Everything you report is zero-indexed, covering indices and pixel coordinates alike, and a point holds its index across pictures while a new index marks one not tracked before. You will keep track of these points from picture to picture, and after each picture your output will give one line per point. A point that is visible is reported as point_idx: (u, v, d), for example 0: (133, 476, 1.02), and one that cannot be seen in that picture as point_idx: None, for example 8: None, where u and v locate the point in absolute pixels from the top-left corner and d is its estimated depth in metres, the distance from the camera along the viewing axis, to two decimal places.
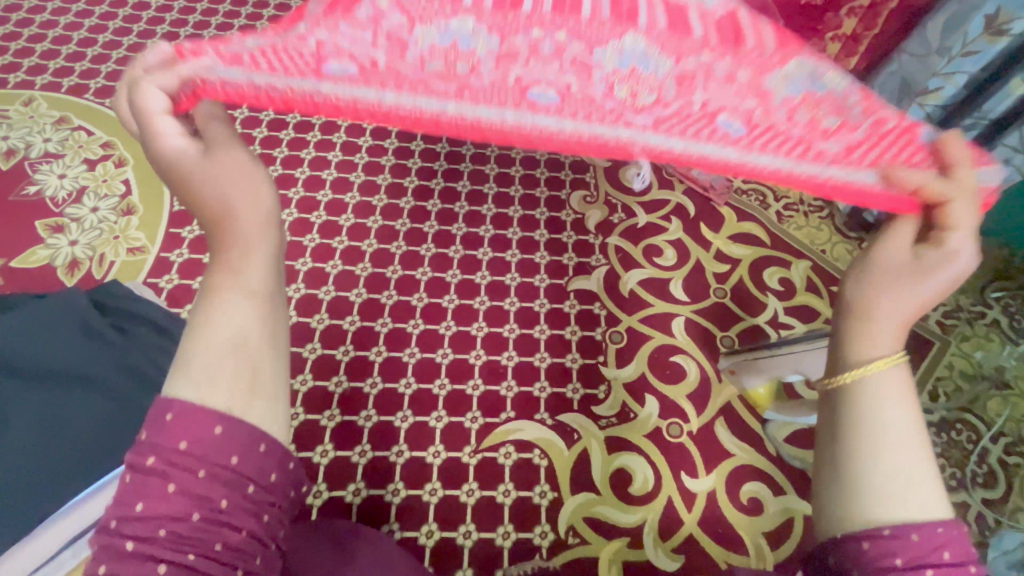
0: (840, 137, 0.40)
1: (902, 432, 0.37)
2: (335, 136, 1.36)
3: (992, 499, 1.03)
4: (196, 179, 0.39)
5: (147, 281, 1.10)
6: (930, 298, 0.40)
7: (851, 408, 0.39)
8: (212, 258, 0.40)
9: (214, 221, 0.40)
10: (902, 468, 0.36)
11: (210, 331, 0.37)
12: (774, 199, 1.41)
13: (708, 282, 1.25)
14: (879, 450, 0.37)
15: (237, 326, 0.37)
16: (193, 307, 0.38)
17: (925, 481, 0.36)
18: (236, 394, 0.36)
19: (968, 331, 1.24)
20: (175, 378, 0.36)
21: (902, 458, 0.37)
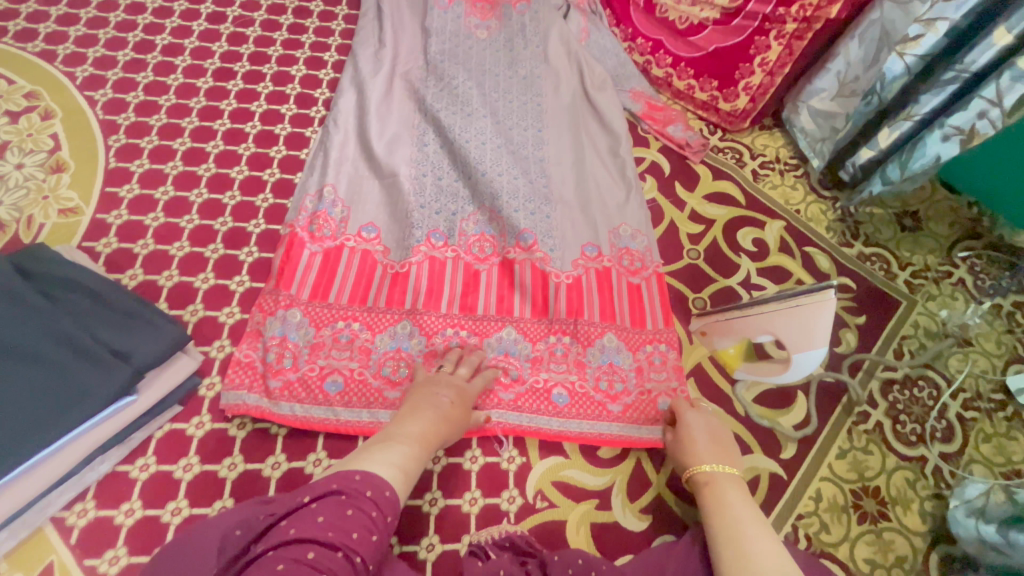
0: (594, 371, 1.03)
1: (750, 526, 0.73)
2: (288, 87, 1.27)
3: (949, 453, 1.06)
4: (435, 385, 0.91)
5: (83, 245, 1.02)
6: (704, 445, 0.88)
7: (720, 520, 0.75)
8: (406, 422, 0.83)
9: (415, 409, 0.86)
10: (760, 548, 0.68)
11: (379, 454, 0.76)
12: (751, 157, 1.38)
13: (681, 243, 1.23)
14: (749, 535, 0.71)
15: (393, 457, 0.76)
16: (402, 444, 0.79)
17: (769, 545, 0.69)
18: (398, 478, 0.75)
19: (934, 290, 1.25)
20: (365, 462, 0.74)
21: (758, 542, 0.69)
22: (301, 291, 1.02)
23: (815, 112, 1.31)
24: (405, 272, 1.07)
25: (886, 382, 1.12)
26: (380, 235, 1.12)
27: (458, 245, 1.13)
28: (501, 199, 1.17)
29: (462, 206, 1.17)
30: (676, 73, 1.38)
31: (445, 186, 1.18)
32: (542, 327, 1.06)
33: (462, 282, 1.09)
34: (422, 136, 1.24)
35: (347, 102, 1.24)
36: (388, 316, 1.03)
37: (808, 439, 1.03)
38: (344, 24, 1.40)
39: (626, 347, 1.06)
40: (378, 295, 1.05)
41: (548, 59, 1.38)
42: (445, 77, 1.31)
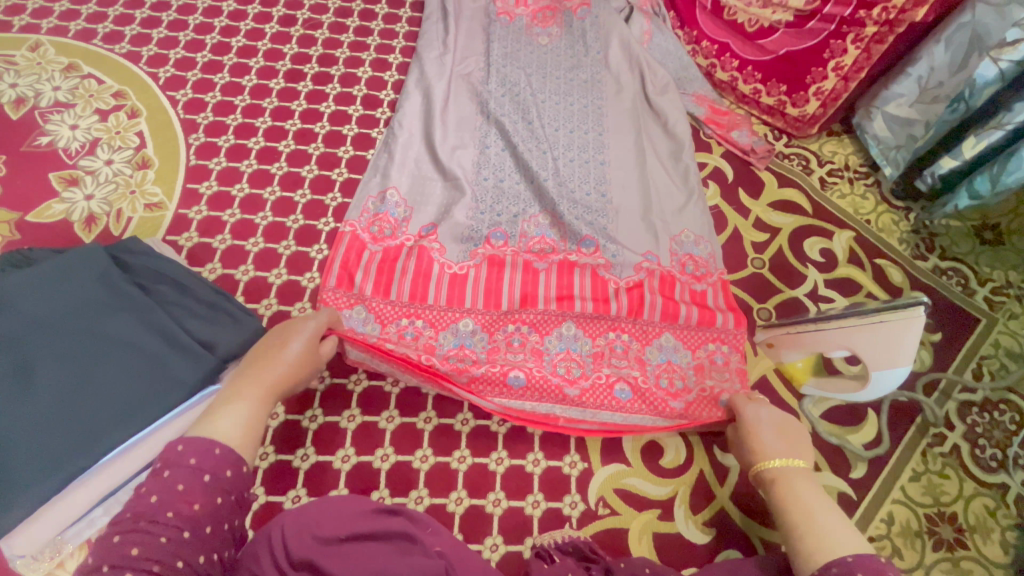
0: (653, 369, 1.02)
1: (820, 512, 0.69)
2: (354, 89, 1.30)
3: None
4: (271, 359, 0.75)
5: (167, 239, 1.07)
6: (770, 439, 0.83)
7: (794, 510, 0.71)
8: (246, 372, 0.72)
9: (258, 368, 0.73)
10: (829, 522, 0.67)
11: (213, 429, 0.63)
12: (818, 164, 1.34)
13: (745, 251, 1.20)
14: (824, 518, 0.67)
15: (227, 431, 0.63)
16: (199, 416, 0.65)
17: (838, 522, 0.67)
18: (241, 437, 0.64)
19: (1017, 308, 1.19)
20: (206, 422, 0.63)
21: (832, 523, 0.67)
22: (365, 285, 1.05)
23: (891, 119, 1.25)
24: (464, 275, 1.09)
25: (963, 404, 1.07)
26: (436, 233, 1.12)
27: (518, 246, 1.13)
28: (562, 207, 1.17)
29: (525, 210, 1.17)
30: (742, 77, 1.35)
31: (507, 187, 1.19)
32: (601, 324, 1.05)
33: (521, 281, 1.09)
34: (485, 139, 1.25)
35: (411, 104, 1.26)
36: (450, 315, 1.04)
37: (880, 459, 0.99)
38: (408, 26, 1.43)
39: (684, 346, 1.05)
40: (439, 294, 1.06)
41: (609, 65, 1.37)
42: (509, 83, 1.32)
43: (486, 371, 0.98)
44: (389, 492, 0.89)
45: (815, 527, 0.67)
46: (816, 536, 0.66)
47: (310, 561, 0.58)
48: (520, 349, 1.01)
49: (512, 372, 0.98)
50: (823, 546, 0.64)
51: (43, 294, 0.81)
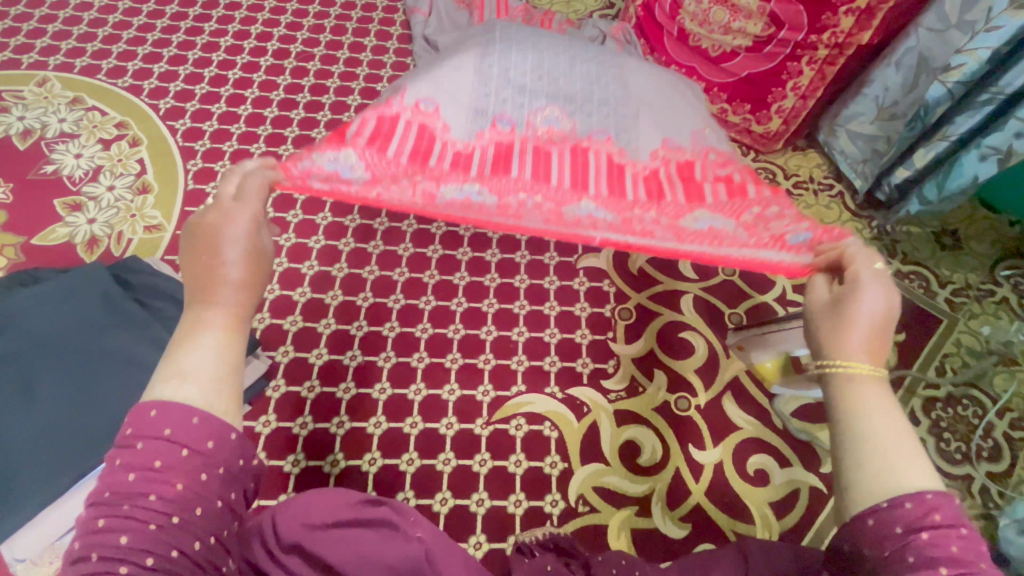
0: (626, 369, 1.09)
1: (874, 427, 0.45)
2: (343, 116, 1.40)
3: (996, 472, 1.05)
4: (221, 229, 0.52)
5: (165, 258, 1.13)
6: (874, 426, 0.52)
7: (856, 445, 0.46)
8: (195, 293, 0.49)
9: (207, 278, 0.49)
10: (898, 448, 0.43)
11: (181, 360, 0.44)
12: (784, 177, 1.42)
13: (716, 260, 1.27)
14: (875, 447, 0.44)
15: (205, 363, 0.44)
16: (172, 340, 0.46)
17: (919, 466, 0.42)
18: (221, 395, 0.44)
19: (976, 308, 1.25)
20: (167, 377, 0.43)
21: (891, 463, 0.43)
22: (358, 135, 0.81)
23: (854, 135, 1.34)
24: (470, 150, 0.86)
25: (928, 400, 1.12)
26: (439, 111, 0.89)
27: (528, 133, 0.90)
28: (571, 90, 0.97)
29: (550, 81, 0.98)
30: (709, 98, 1.44)
31: (504, 67, 0.98)
32: (625, 206, 0.83)
33: (533, 161, 0.86)
34: (485, 58, 0.98)
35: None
36: (452, 178, 0.81)
37: None
38: (395, 57, 1.54)
39: (726, 217, 0.82)
40: (441, 159, 0.83)
41: None
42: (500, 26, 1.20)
43: None
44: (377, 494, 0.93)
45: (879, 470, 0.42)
46: (853, 398, 0.47)
47: (298, 543, 0.62)
48: (506, 351, 1.09)
49: (513, 199, 0.80)
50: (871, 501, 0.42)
51: (50, 311, 0.86)
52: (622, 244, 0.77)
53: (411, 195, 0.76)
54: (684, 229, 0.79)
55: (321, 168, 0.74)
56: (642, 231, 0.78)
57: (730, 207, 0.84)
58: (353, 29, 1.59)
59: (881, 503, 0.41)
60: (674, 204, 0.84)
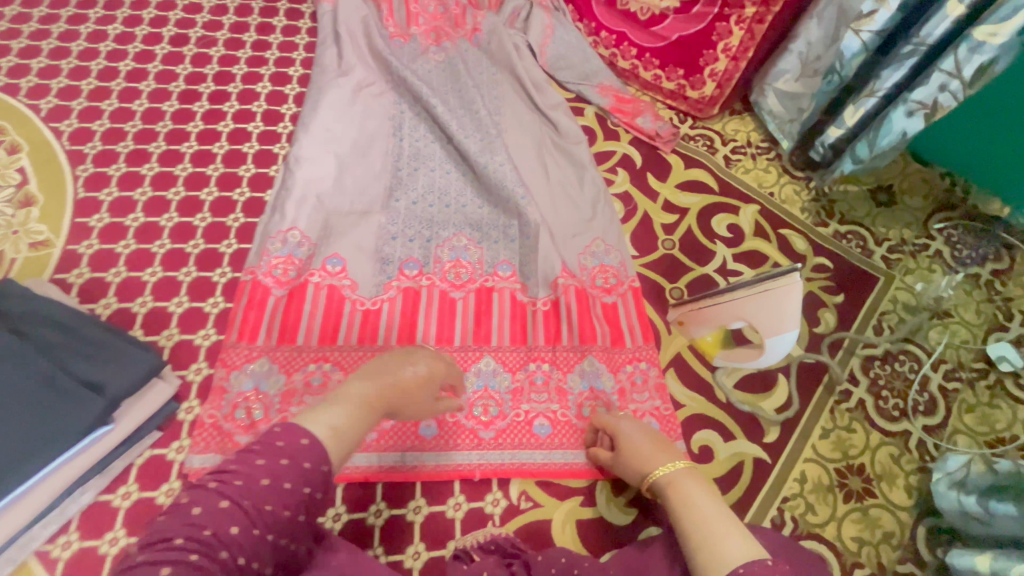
0: (575, 398, 1.01)
1: (711, 514, 0.66)
2: (254, 105, 1.29)
3: (932, 426, 1.06)
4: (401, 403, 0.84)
5: (55, 278, 1.02)
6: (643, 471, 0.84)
7: (685, 519, 0.67)
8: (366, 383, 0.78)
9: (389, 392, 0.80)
10: (724, 532, 0.62)
11: (314, 418, 0.65)
12: (722, 143, 1.38)
13: (656, 234, 1.23)
14: (718, 522, 0.64)
15: (327, 427, 0.64)
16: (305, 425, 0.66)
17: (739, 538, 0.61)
18: (337, 445, 0.64)
19: (911, 264, 1.26)
20: (309, 420, 0.64)
21: (720, 519, 0.65)
22: (269, 337, 1.00)
23: (780, 94, 1.31)
24: (377, 309, 1.06)
25: (867, 359, 1.12)
26: (345, 268, 1.09)
27: (433, 272, 1.11)
28: (477, 218, 1.19)
29: (458, 211, 1.19)
30: (641, 64, 1.39)
31: (420, 211, 1.18)
32: (520, 356, 1.04)
33: (438, 312, 1.07)
34: (393, 193, 1.20)
35: (313, 179, 1.18)
36: (361, 355, 1.01)
37: (791, 422, 1.03)
38: (308, 38, 1.43)
39: (607, 370, 1.04)
40: (349, 333, 1.02)
41: (505, 79, 1.39)
42: (422, 114, 1.33)
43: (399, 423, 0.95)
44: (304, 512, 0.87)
45: (716, 533, 0.62)
46: (683, 497, 0.71)
47: None
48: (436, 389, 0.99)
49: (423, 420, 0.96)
50: (712, 566, 0.59)
51: None
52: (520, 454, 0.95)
53: (323, 402, 0.95)
54: (567, 392, 1.01)
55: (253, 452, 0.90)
56: (530, 425, 0.97)
57: (612, 360, 1.05)
58: (259, 7, 1.47)
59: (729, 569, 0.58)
60: (555, 376, 1.02)
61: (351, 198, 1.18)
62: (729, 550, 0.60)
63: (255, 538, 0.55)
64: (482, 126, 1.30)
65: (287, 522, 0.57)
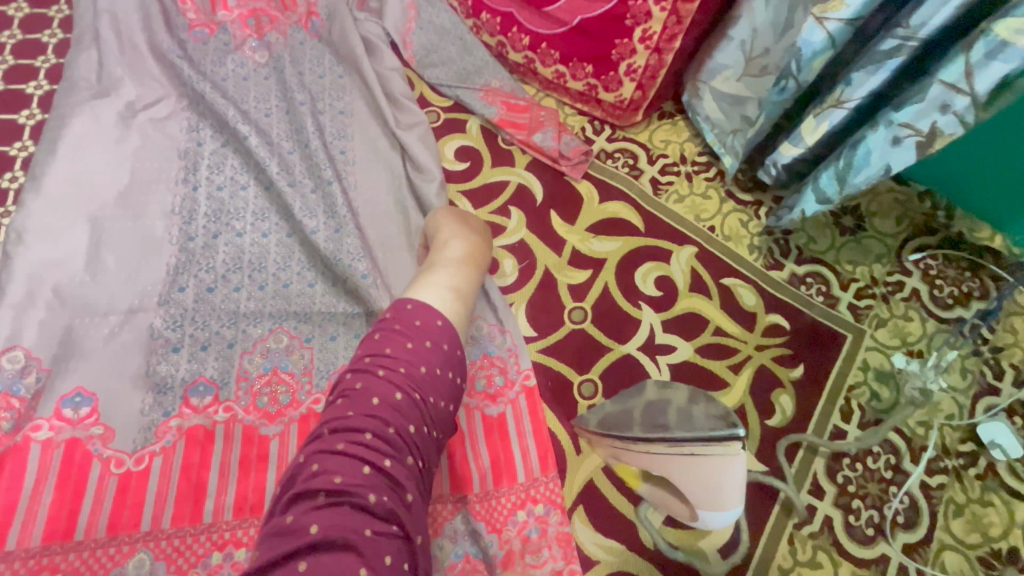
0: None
1: None
2: None
3: (914, 544, 0.83)
4: (459, 257, 0.74)
5: None
6: None
7: None
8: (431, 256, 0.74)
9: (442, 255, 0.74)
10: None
11: (424, 289, 0.64)
12: (648, 161, 1.06)
13: (561, 301, 0.92)
14: None
15: (438, 296, 0.63)
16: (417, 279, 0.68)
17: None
18: (445, 299, 0.63)
19: (884, 312, 1.00)
20: (416, 287, 0.64)
21: None
22: None
23: (719, 97, 0.98)
24: (142, 471, 0.71)
25: (833, 457, 0.87)
26: (95, 408, 0.73)
27: (234, 399, 0.76)
28: (306, 303, 0.83)
29: (278, 296, 0.83)
30: (538, 57, 1.03)
31: (218, 301, 0.81)
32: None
33: (240, 464, 0.73)
34: (178, 277, 0.82)
35: (48, 266, 0.79)
36: (112, 553, 0.66)
37: (737, 566, 0.78)
38: (60, 33, 1.00)
39: (489, 527, 0.74)
40: (93, 517, 0.68)
41: (355, 87, 1.00)
42: (230, 143, 0.93)
43: None
44: None
45: None
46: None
47: None
48: None
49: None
50: None
51: None
52: None
53: None
54: (432, 571, 0.71)
55: None
56: None
57: (498, 511, 0.76)
58: None
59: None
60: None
61: (110, 289, 0.80)
62: None
63: (424, 436, 0.54)
64: (317, 164, 0.91)
65: (438, 428, 0.56)
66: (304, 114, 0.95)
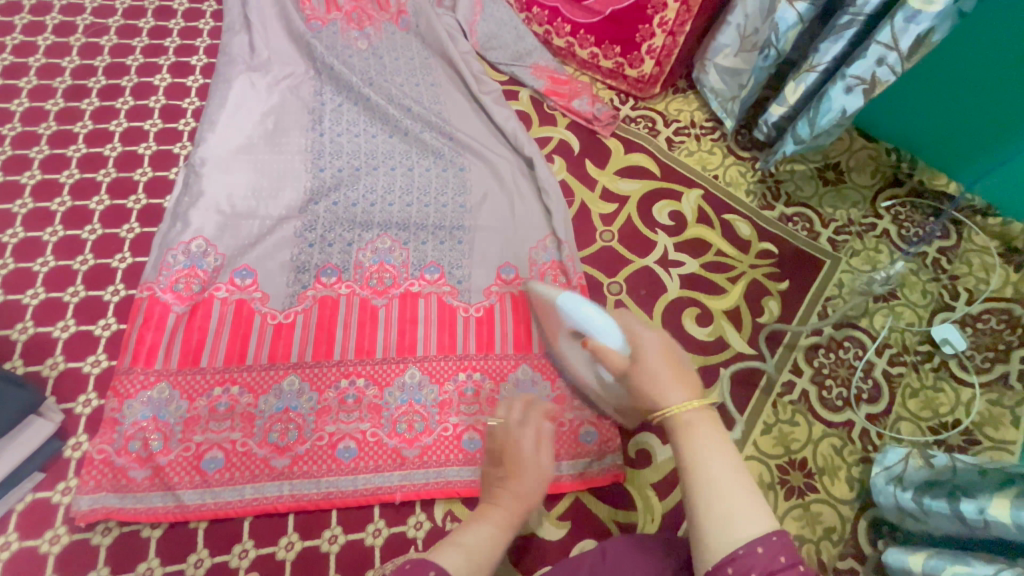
0: (508, 408, 0.96)
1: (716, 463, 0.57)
2: (151, 101, 1.17)
3: (875, 413, 1.04)
4: (512, 453, 0.87)
5: None
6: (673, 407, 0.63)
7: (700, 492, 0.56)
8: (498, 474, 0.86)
9: (500, 477, 0.85)
10: (720, 477, 0.56)
11: (461, 536, 0.79)
12: (664, 124, 1.31)
13: (594, 225, 1.17)
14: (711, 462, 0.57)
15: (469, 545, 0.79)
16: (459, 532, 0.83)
17: (756, 511, 0.53)
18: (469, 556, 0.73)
19: (859, 245, 1.22)
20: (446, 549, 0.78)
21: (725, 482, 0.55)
22: (167, 361, 0.91)
23: (721, 70, 1.23)
24: (290, 323, 0.98)
25: (811, 348, 1.09)
26: (256, 280, 1.00)
27: (353, 279, 1.03)
28: (405, 216, 1.11)
29: (383, 210, 1.11)
30: (577, 42, 1.30)
31: (341, 212, 1.09)
32: (448, 365, 0.98)
33: (358, 323, 0.99)
34: (312, 195, 1.10)
35: (222, 183, 1.07)
36: (272, 374, 0.93)
37: (731, 418, 1.01)
38: (213, 22, 1.31)
39: (543, 377, 0.99)
40: (259, 350, 0.94)
41: (438, 67, 1.30)
42: (345, 104, 1.22)
43: (312, 447, 0.89)
44: (208, 552, 0.81)
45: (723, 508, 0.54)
46: (692, 444, 0.59)
47: None
48: (355, 407, 0.92)
49: (341, 442, 0.90)
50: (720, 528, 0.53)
51: None
52: (445, 479, 0.89)
53: (229, 430, 0.88)
54: (501, 403, 0.96)
55: (139, 504, 0.81)
56: (458, 445, 0.92)
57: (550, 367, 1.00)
58: None
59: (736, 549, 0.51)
60: (487, 388, 0.97)
61: (265, 200, 1.08)
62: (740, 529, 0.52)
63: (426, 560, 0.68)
64: (411, 120, 1.21)
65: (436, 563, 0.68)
66: (401, 86, 1.26)
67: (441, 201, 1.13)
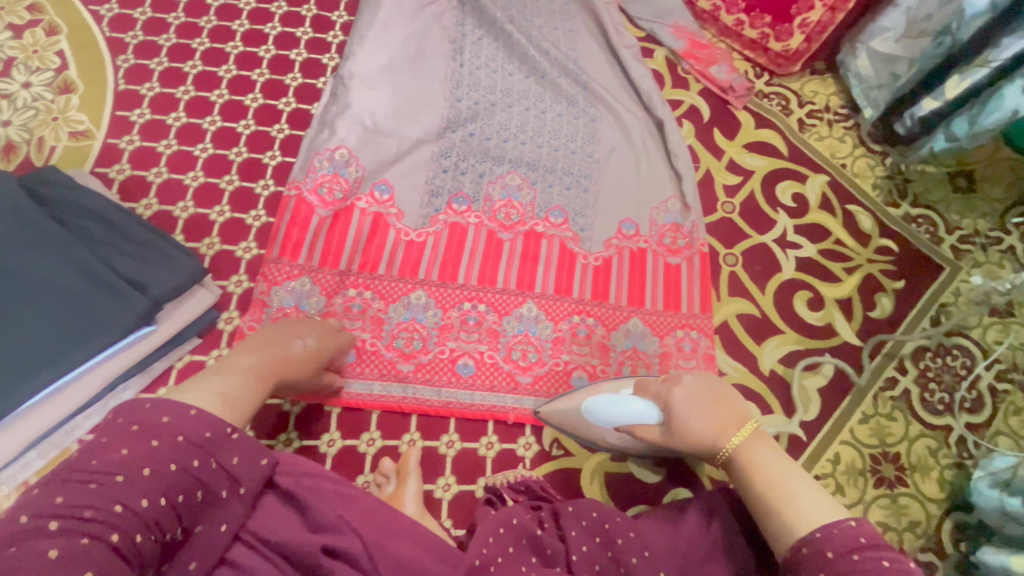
0: (617, 355, 0.99)
1: (789, 476, 0.66)
2: (303, 8, 1.20)
3: (975, 424, 1.03)
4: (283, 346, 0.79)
5: (95, 171, 1.00)
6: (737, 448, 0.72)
7: (778, 505, 0.64)
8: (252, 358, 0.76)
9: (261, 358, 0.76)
10: (795, 486, 0.65)
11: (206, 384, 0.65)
12: (798, 104, 1.28)
13: (717, 195, 1.17)
14: (780, 476, 0.66)
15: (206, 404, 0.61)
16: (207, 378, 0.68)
17: (826, 505, 0.62)
18: (217, 406, 0.62)
19: (981, 257, 1.18)
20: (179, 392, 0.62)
21: (797, 489, 0.65)
22: (309, 258, 0.97)
23: (875, 55, 1.20)
24: (422, 242, 1.02)
25: (919, 350, 1.08)
26: (393, 196, 1.04)
27: (483, 211, 1.06)
28: (535, 157, 1.12)
29: (515, 148, 1.13)
30: (724, 6, 1.27)
31: (475, 143, 1.12)
32: (564, 306, 1.01)
33: (483, 252, 1.03)
34: (450, 123, 1.12)
35: (367, 99, 1.11)
36: (401, 286, 0.98)
37: (830, 401, 1.02)
38: None
39: (653, 332, 1.02)
40: (392, 263, 0.99)
41: (578, 13, 1.29)
42: (485, 38, 1.22)
43: (434, 358, 0.94)
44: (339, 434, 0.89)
45: (797, 503, 0.63)
46: (752, 460, 0.70)
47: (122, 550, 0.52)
48: (475, 329, 0.97)
49: (461, 358, 0.95)
50: (799, 522, 0.61)
51: None
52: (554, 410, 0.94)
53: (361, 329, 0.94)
54: (611, 349, 0.99)
55: None
56: (568, 381, 0.96)
57: (660, 323, 1.03)
58: None
59: (817, 531, 0.60)
60: (599, 333, 1.00)
61: (405, 121, 1.11)
62: (816, 515, 0.62)
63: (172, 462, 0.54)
64: (550, 64, 1.21)
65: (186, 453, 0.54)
66: (542, 27, 1.25)
67: (571, 148, 1.14)
